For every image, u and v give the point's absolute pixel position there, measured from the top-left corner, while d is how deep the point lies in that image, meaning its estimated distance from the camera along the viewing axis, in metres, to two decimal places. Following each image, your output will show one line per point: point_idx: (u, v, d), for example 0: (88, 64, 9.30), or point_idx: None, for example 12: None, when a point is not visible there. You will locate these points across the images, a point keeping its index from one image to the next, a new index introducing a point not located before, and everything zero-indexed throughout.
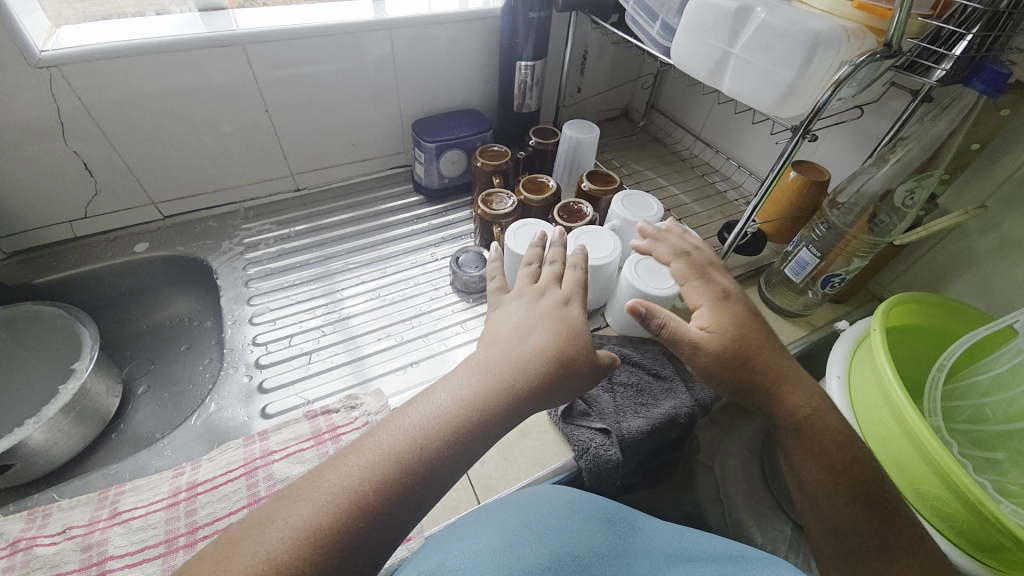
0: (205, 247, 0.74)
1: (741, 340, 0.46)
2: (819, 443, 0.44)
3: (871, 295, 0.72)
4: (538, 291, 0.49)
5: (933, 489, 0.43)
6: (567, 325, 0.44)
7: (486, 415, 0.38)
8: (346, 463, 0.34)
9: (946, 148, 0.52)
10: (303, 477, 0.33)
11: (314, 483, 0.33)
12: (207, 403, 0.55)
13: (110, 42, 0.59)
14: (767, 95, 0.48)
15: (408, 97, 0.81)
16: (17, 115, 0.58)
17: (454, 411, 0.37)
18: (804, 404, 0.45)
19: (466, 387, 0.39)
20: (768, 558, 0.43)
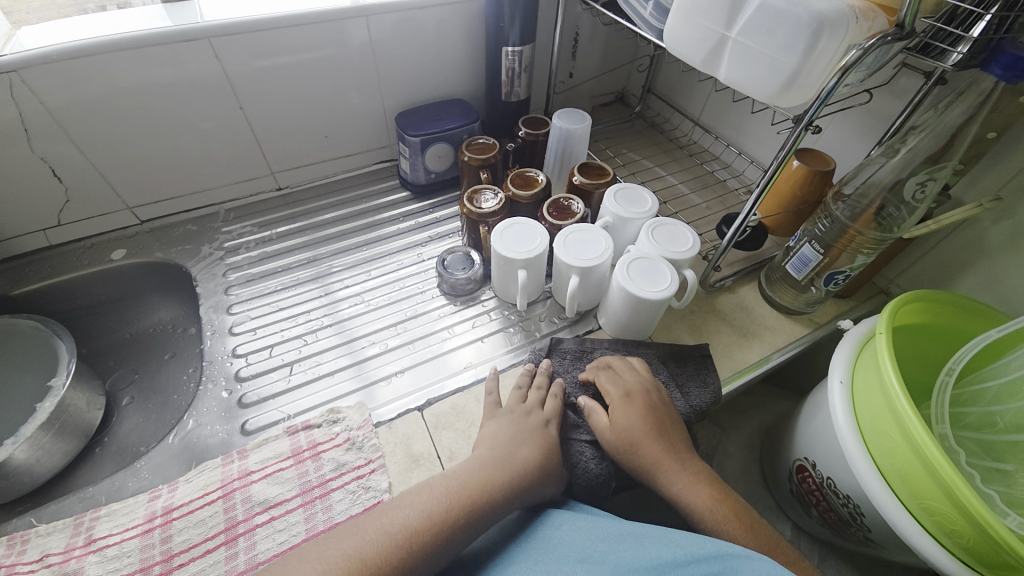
0: (184, 252, 0.71)
1: (633, 431, 0.49)
2: (697, 511, 0.44)
3: (877, 289, 0.69)
4: (526, 405, 0.51)
5: (939, 504, 0.41)
6: (548, 444, 0.48)
7: (506, 486, 0.43)
8: (388, 514, 0.39)
9: (961, 138, 0.48)
10: (355, 522, 0.39)
11: (358, 528, 0.38)
12: (184, 420, 0.53)
13: (68, 41, 0.55)
14: (766, 85, 0.44)
15: (391, 87, 0.77)
16: None
17: (476, 478, 0.43)
18: (683, 478, 0.46)
19: (483, 463, 0.44)
20: (751, 553, 0.35)
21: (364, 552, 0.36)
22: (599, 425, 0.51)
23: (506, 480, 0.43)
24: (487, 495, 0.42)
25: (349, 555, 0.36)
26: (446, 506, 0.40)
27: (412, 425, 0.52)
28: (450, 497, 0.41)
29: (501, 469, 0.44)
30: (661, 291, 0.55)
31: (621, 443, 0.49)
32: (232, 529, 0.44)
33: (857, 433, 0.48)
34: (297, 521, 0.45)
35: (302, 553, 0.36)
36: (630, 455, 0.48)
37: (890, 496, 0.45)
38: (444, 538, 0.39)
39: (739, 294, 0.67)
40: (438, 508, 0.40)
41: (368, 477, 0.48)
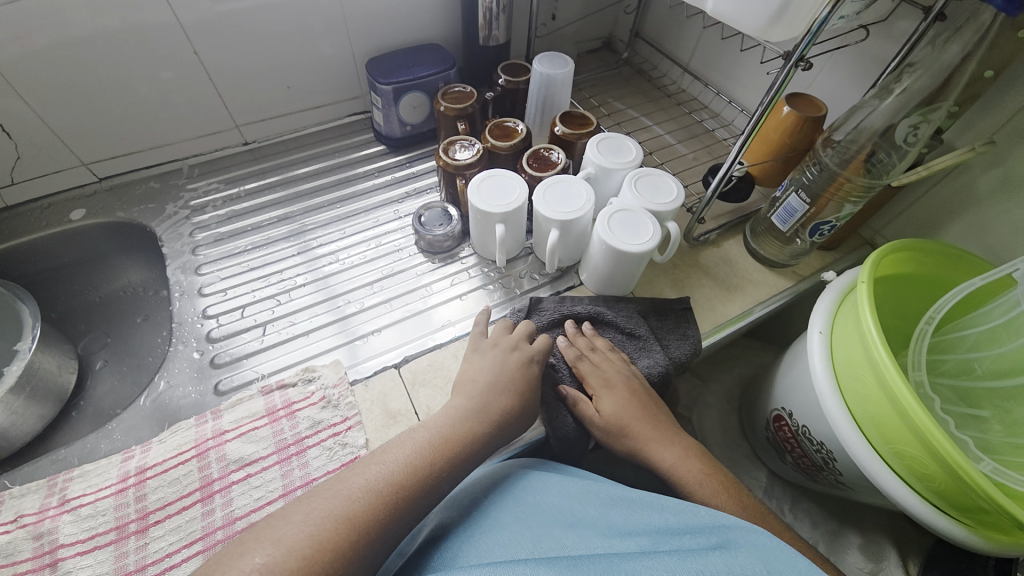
0: (148, 212, 0.68)
1: (622, 414, 0.49)
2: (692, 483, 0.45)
3: (862, 241, 0.68)
4: (511, 345, 0.51)
5: (912, 450, 0.41)
6: (526, 384, 0.48)
7: (480, 439, 0.43)
8: (368, 470, 0.38)
9: (957, 76, 0.46)
10: (332, 481, 0.37)
11: (337, 485, 0.36)
12: (155, 382, 0.52)
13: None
14: (756, 18, 0.40)
15: (360, 31, 0.71)
16: None
17: (453, 432, 0.42)
18: (672, 453, 0.47)
19: (460, 415, 0.44)
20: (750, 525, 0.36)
21: (348, 508, 0.34)
22: (587, 409, 0.50)
23: (482, 432, 0.43)
24: (463, 449, 0.42)
25: (334, 513, 0.34)
26: (425, 459, 0.39)
27: (389, 382, 0.51)
28: (429, 451, 0.40)
29: (476, 422, 0.44)
30: (642, 246, 0.53)
31: (611, 427, 0.49)
32: (207, 486, 0.44)
33: (834, 384, 0.48)
34: (273, 478, 0.44)
35: (278, 514, 0.34)
36: (619, 436, 0.49)
37: (863, 444, 0.46)
38: (426, 489, 0.38)
39: (723, 248, 0.66)
40: (418, 461, 0.39)
41: (344, 434, 0.47)
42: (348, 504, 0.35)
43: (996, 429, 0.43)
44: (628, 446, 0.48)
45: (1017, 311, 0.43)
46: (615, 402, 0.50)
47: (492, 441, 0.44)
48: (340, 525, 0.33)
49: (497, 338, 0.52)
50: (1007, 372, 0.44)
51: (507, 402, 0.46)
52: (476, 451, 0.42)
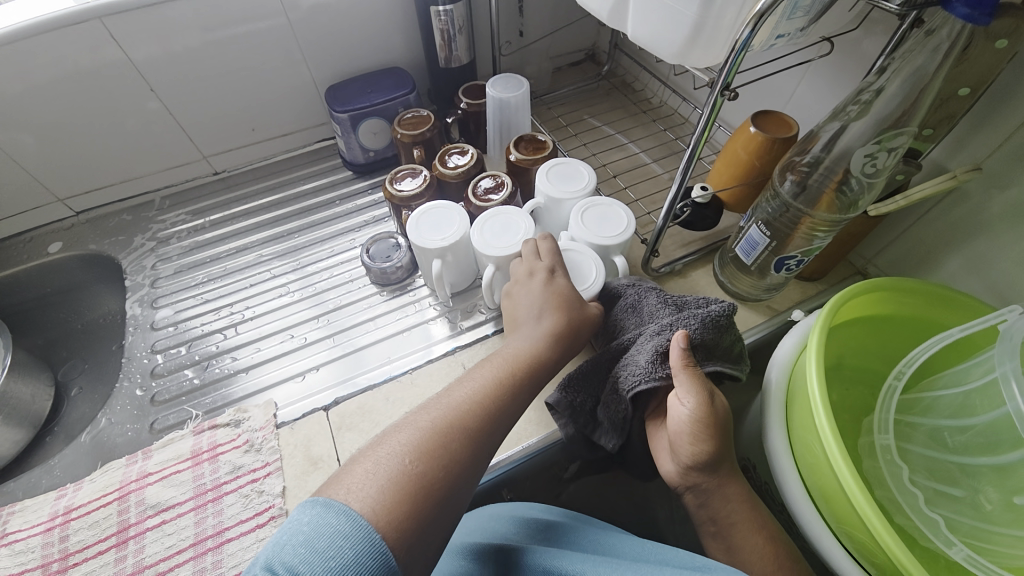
0: (118, 244, 0.70)
1: (715, 445, 0.39)
2: (738, 515, 0.40)
3: (853, 270, 0.61)
4: (530, 271, 0.50)
5: (860, 534, 0.36)
6: (561, 298, 0.47)
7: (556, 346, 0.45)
8: (462, 387, 0.40)
9: (920, 98, 0.40)
10: (434, 399, 0.39)
11: (440, 399, 0.39)
12: (97, 418, 0.53)
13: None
14: (672, 40, 0.36)
15: (320, 59, 0.71)
16: None
17: (525, 352, 0.44)
18: (737, 492, 0.41)
19: (525, 340, 0.45)
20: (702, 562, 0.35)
21: (451, 415, 0.37)
22: (687, 393, 0.39)
23: (555, 344, 0.45)
24: (541, 359, 0.44)
25: (433, 424, 0.36)
26: (505, 375, 0.41)
27: (315, 426, 0.50)
28: (508, 366, 0.42)
29: (548, 336, 0.45)
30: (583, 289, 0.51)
31: (715, 435, 0.39)
32: (124, 531, 0.44)
33: (787, 446, 0.43)
34: (186, 526, 0.44)
35: (393, 427, 0.37)
36: (693, 456, 0.39)
37: (816, 520, 0.40)
38: (512, 398, 0.40)
39: (690, 279, 0.61)
40: (501, 372, 0.42)
41: (262, 481, 0.46)
42: (446, 415, 0.37)
43: (987, 510, 0.36)
44: (689, 470, 0.40)
45: (995, 376, 0.37)
46: (721, 416, 0.39)
47: (570, 347, 0.46)
48: (442, 431, 0.35)
49: (513, 274, 0.51)
50: (980, 448, 0.38)
51: (565, 311, 0.47)
52: (552, 362, 0.45)
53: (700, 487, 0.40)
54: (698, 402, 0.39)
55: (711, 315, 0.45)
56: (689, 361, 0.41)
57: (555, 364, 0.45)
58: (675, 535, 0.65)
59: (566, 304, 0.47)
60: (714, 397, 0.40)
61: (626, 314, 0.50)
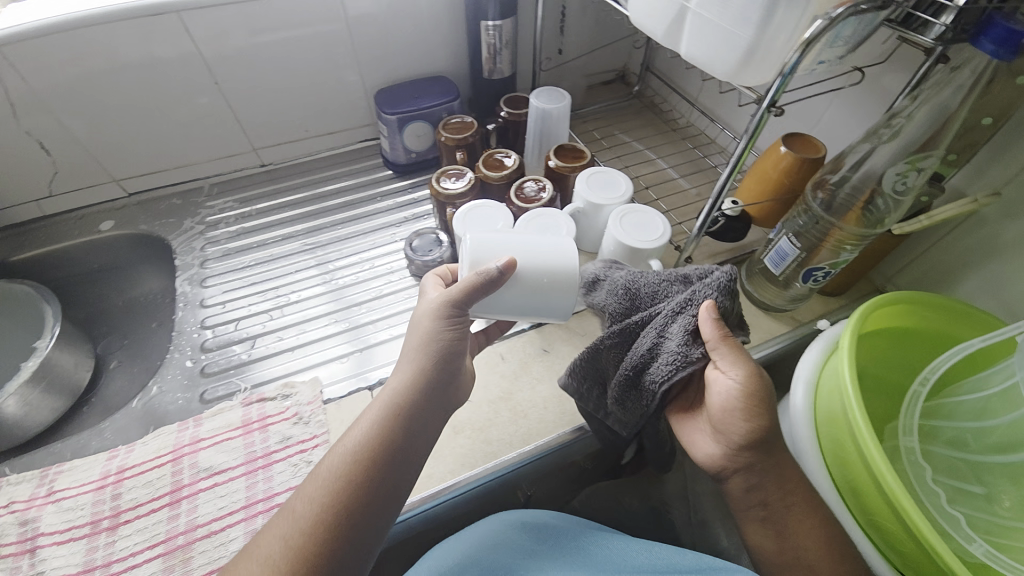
0: (168, 226, 0.73)
1: (767, 411, 0.42)
2: (794, 497, 0.42)
3: (872, 287, 0.64)
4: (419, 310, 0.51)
5: (888, 522, 0.38)
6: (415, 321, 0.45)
7: (433, 357, 0.42)
8: (321, 473, 0.37)
9: (949, 125, 0.44)
10: (296, 494, 0.37)
11: (302, 492, 0.36)
12: (149, 386, 0.56)
13: (6, 26, 0.56)
14: (725, 60, 0.40)
15: (373, 64, 0.75)
16: None
17: (393, 402, 0.40)
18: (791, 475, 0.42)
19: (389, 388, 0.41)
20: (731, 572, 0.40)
21: (315, 518, 0.35)
22: (735, 367, 0.41)
23: (421, 386, 0.41)
24: (422, 380, 0.41)
25: (299, 532, 0.34)
26: (375, 441, 0.38)
27: (361, 404, 0.53)
28: (370, 429, 0.39)
29: (410, 380, 0.41)
30: (537, 254, 0.47)
31: (763, 401, 0.41)
32: (177, 491, 0.46)
33: (814, 441, 0.45)
34: (238, 489, 0.46)
35: (261, 535, 0.35)
36: (745, 429, 0.42)
37: (844, 511, 0.42)
38: (378, 467, 0.37)
39: None
40: (380, 410, 0.40)
41: (311, 452, 0.49)
42: (311, 518, 0.35)
43: (1004, 506, 0.39)
44: (743, 442, 0.42)
45: (1015, 382, 0.40)
46: (767, 387, 0.42)
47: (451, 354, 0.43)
48: (305, 542, 0.34)
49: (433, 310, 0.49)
50: (999, 448, 0.41)
51: (425, 314, 0.44)
52: (421, 402, 0.41)
53: (756, 467, 0.42)
54: (748, 376, 0.41)
55: (722, 283, 0.44)
56: (726, 332, 0.42)
57: (442, 376, 0.42)
58: (691, 536, 0.67)
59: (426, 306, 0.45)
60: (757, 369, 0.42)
61: (618, 301, 0.47)
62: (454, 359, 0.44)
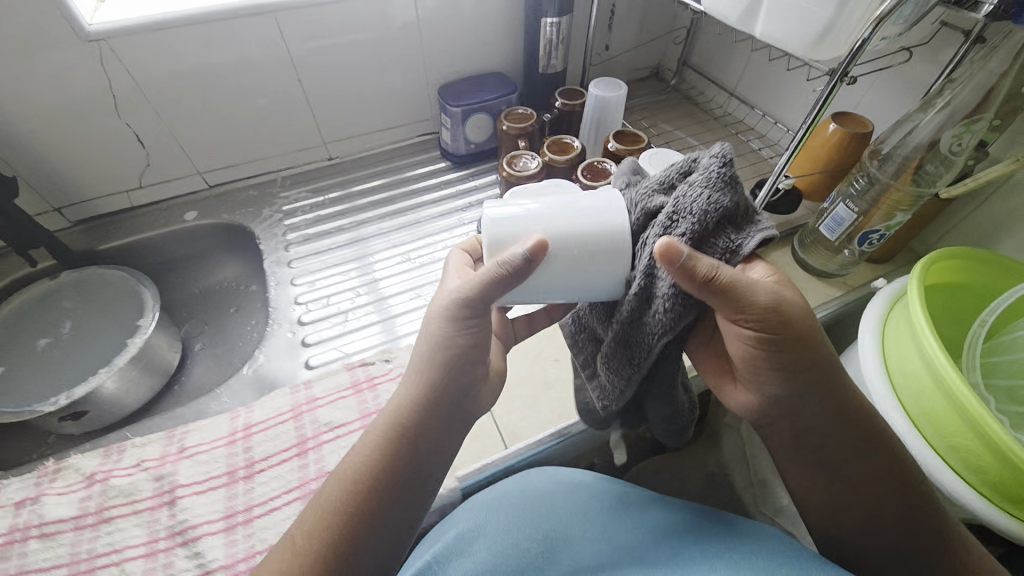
0: (249, 215, 0.78)
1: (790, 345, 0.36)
2: (863, 438, 0.39)
3: (915, 254, 0.69)
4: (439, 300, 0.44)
5: (967, 442, 0.42)
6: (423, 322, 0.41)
7: (439, 366, 0.39)
8: (330, 483, 0.37)
9: (996, 92, 0.49)
10: (312, 502, 0.37)
11: (317, 498, 0.36)
12: (256, 355, 0.60)
13: (115, 22, 0.60)
14: (801, 37, 0.45)
15: (436, 61, 0.81)
16: (75, 89, 0.62)
17: (400, 414, 0.39)
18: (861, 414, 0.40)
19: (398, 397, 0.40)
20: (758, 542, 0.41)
21: (320, 529, 0.35)
22: (745, 307, 0.34)
23: (425, 396, 0.39)
24: (422, 392, 0.39)
25: (304, 541, 0.34)
26: (379, 453, 0.37)
27: None
28: (377, 441, 0.38)
29: (415, 389, 0.39)
30: (577, 219, 0.36)
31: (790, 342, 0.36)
32: (303, 443, 0.50)
33: (885, 381, 0.49)
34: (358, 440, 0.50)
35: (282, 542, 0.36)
36: (774, 374, 0.38)
37: (919, 442, 0.46)
38: (383, 479, 0.36)
39: (770, 258, 0.69)
40: (379, 430, 0.38)
41: None
42: (318, 528, 0.35)
43: None
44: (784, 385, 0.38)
45: None
46: (800, 317, 0.36)
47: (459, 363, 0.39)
48: (307, 552, 0.34)
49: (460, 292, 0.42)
50: None
51: (438, 309, 0.39)
52: (427, 412, 0.39)
53: (800, 412, 0.39)
54: (756, 317, 0.35)
55: (711, 175, 0.33)
56: (707, 272, 0.32)
57: (454, 385, 0.39)
58: (754, 496, 0.70)
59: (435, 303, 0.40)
60: (772, 299, 0.35)
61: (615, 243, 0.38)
62: (461, 369, 0.39)
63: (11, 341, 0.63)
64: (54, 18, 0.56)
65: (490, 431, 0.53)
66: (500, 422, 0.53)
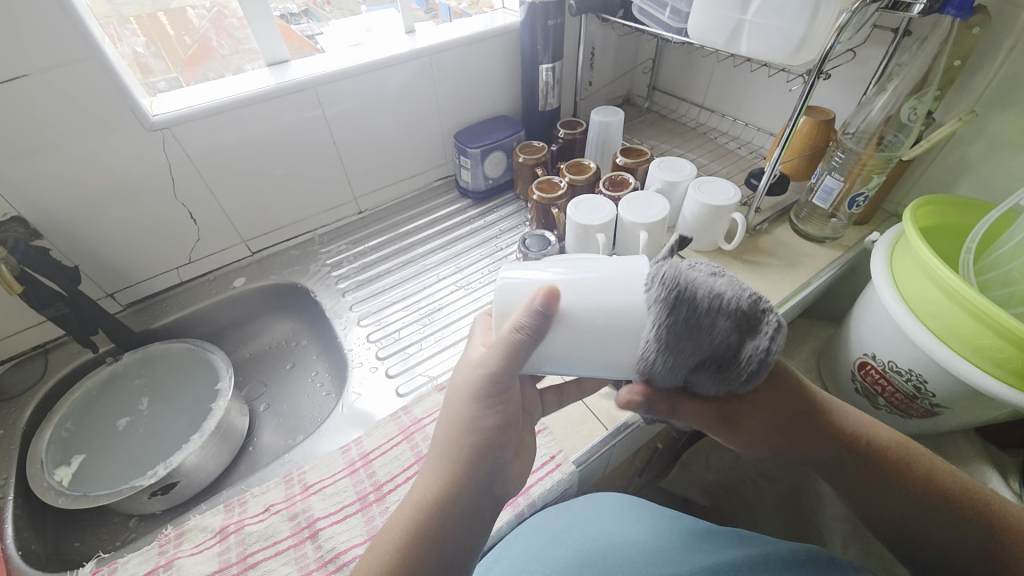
0: (297, 273, 0.82)
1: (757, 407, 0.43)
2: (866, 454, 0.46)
3: (888, 213, 0.81)
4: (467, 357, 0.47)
5: (988, 341, 0.50)
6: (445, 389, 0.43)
7: (467, 456, 0.39)
8: (382, 544, 0.37)
9: (934, 69, 0.61)
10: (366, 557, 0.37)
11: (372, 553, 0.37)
12: (347, 394, 0.63)
13: (174, 110, 0.64)
14: (782, 49, 0.57)
15: (449, 112, 0.90)
16: (131, 170, 0.64)
17: (444, 473, 0.39)
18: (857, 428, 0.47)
19: (437, 459, 0.40)
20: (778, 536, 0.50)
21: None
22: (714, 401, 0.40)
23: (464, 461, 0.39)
24: (452, 478, 0.38)
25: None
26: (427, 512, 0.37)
27: None
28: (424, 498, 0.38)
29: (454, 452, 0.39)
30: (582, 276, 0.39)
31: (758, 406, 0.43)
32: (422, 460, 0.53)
33: (905, 310, 0.58)
34: None
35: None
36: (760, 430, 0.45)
37: (949, 354, 0.54)
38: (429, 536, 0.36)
39: (775, 234, 0.80)
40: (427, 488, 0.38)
41: None
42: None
43: None
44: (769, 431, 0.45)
45: None
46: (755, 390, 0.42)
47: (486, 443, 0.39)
48: None
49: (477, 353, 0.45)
50: None
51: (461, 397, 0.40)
52: (468, 476, 0.38)
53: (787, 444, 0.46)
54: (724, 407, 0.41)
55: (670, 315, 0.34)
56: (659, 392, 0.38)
57: (482, 456, 0.39)
58: None
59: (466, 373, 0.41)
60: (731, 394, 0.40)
61: None
62: (501, 442, 0.40)
63: (88, 428, 0.63)
64: (123, 111, 0.60)
65: (585, 418, 0.57)
66: (592, 408, 0.58)
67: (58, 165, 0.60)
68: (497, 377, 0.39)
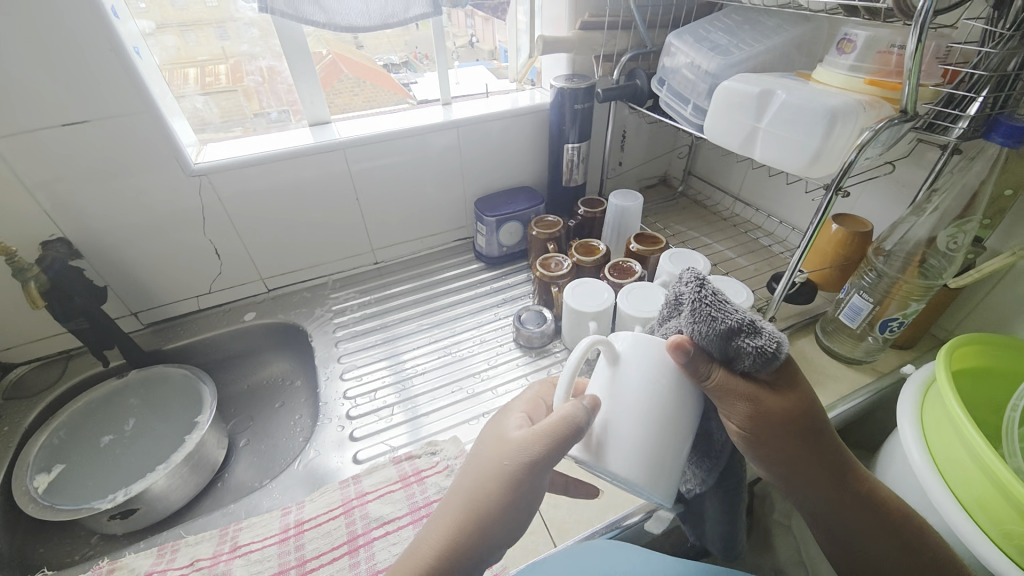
0: (302, 314, 0.85)
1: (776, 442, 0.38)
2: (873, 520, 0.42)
3: (938, 340, 0.71)
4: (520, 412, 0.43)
5: (1019, 528, 0.41)
6: (498, 438, 0.40)
7: (505, 490, 0.37)
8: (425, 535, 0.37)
9: (979, 197, 0.54)
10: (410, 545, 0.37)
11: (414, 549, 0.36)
12: (307, 450, 0.62)
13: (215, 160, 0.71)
14: (796, 160, 0.53)
15: (472, 180, 0.93)
16: (169, 210, 0.72)
17: (484, 498, 0.37)
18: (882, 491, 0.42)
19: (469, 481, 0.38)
20: None
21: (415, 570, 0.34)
22: (730, 411, 0.37)
23: (504, 487, 0.37)
24: (492, 503, 0.36)
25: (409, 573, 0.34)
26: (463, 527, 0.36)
27: None
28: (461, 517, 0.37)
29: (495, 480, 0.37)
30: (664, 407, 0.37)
31: (781, 439, 0.38)
32: (353, 540, 0.51)
33: (931, 468, 0.49)
34: (408, 536, 0.51)
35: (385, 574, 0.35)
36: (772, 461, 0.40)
37: (976, 532, 0.44)
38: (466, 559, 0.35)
39: (796, 345, 0.73)
40: (458, 511, 0.37)
41: None
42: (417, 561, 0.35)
43: None
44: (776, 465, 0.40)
45: None
46: (788, 406, 0.38)
47: (525, 485, 0.36)
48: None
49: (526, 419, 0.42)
50: None
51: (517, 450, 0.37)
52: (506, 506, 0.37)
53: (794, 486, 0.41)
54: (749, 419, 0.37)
55: (695, 300, 0.35)
56: (693, 365, 0.36)
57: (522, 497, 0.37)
58: None
59: (509, 452, 0.38)
60: (763, 397, 0.37)
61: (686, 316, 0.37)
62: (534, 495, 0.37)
63: (77, 439, 0.67)
64: (172, 163, 0.68)
65: (536, 526, 0.52)
66: (546, 516, 0.53)
67: (108, 201, 0.68)
68: (554, 450, 0.37)
